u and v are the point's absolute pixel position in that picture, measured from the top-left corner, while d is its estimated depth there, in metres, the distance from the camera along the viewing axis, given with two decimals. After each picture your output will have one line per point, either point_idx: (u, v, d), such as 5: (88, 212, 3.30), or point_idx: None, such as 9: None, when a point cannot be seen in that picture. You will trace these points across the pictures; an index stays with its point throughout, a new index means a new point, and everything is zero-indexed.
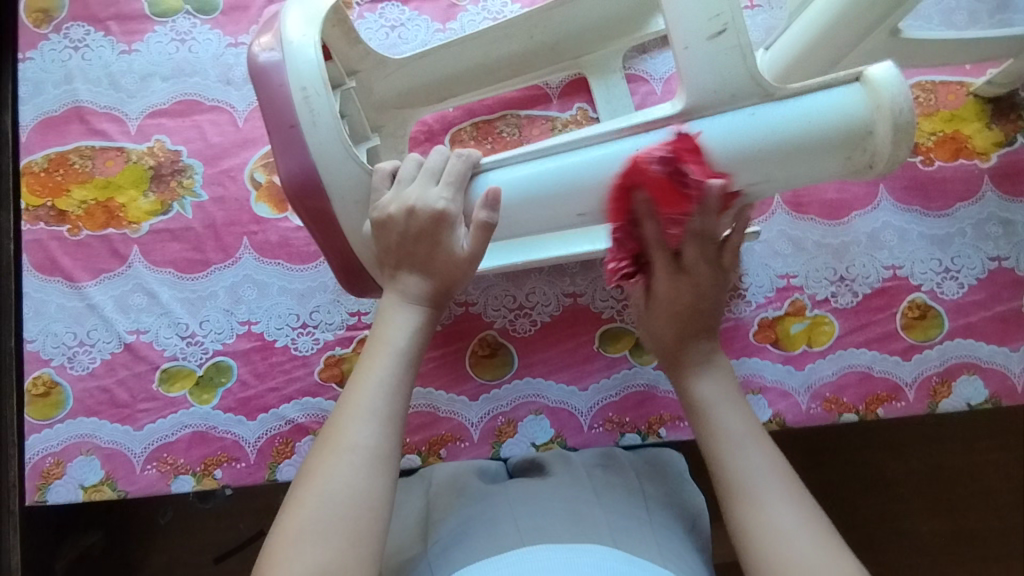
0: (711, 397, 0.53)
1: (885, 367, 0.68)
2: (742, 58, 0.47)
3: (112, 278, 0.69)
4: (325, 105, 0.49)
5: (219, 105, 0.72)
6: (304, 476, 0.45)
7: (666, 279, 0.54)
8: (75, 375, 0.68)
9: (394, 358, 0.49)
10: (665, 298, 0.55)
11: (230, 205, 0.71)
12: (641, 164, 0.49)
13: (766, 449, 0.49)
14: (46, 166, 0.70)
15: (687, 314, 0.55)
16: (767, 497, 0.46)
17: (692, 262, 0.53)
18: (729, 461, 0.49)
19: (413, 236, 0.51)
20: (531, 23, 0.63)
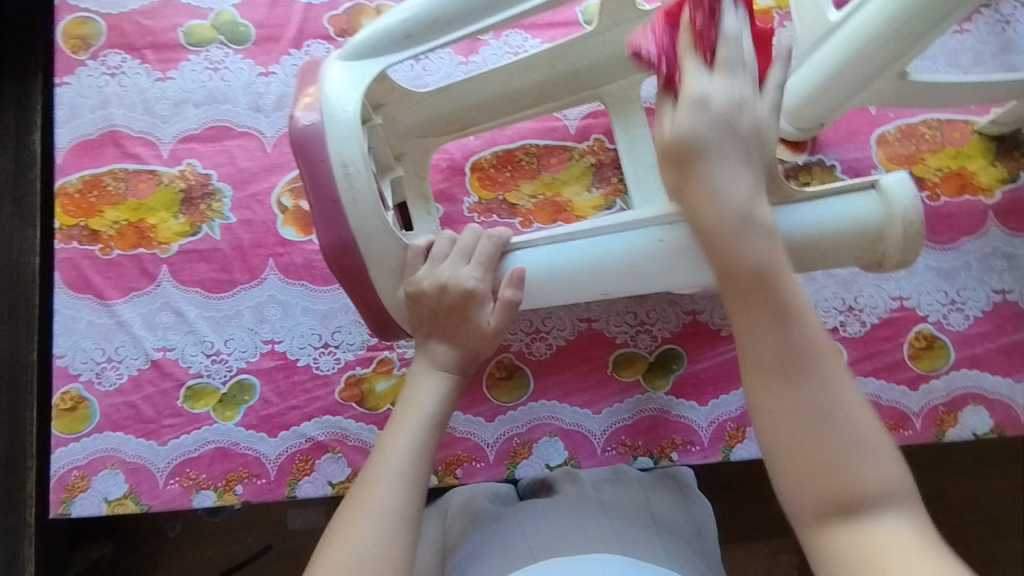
0: (752, 246, 0.44)
1: (893, 397, 0.70)
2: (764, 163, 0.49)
3: (141, 296, 0.72)
4: (365, 182, 0.51)
5: (249, 131, 0.75)
6: (330, 534, 0.47)
7: (705, 77, 0.47)
8: (103, 391, 0.70)
9: (422, 422, 0.53)
10: (697, 98, 0.46)
11: (257, 228, 0.73)
12: None
13: (802, 309, 0.43)
14: (80, 187, 0.73)
15: (723, 133, 0.46)
16: (806, 359, 0.42)
17: (725, 67, 0.47)
18: (760, 331, 0.43)
19: (446, 310, 0.55)
20: (553, 55, 0.67)
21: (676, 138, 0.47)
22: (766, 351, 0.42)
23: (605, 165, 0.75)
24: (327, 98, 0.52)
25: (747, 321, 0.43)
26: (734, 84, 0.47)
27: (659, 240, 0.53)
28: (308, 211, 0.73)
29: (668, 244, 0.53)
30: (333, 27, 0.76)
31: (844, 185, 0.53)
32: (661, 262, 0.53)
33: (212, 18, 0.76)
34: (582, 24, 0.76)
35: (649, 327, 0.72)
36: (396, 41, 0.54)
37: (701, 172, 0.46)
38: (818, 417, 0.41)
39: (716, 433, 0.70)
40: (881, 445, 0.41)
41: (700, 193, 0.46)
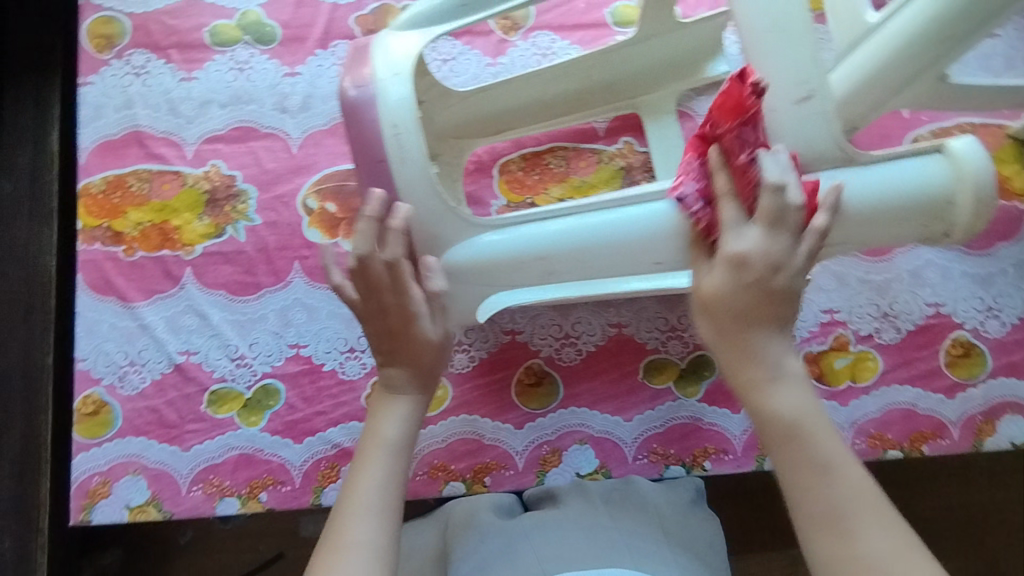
0: (787, 405, 0.45)
1: (929, 405, 0.69)
2: (827, 124, 0.48)
3: (165, 299, 0.70)
4: (414, 142, 0.50)
5: (275, 133, 0.74)
6: (313, 574, 0.46)
7: (733, 237, 0.47)
8: (125, 395, 0.69)
9: (388, 453, 0.51)
10: (733, 258, 0.47)
11: (283, 230, 0.72)
12: (731, 167, 0.47)
13: (836, 454, 0.44)
14: (104, 188, 0.72)
15: (754, 304, 0.46)
16: (857, 519, 0.42)
17: (765, 221, 0.46)
18: (796, 490, 0.44)
19: (393, 333, 0.53)
20: (589, 63, 0.68)
21: (705, 301, 0.48)
22: (808, 509, 0.43)
23: (634, 169, 0.73)
24: (379, 67, 0.51)
25: (786, 478, 0.44)
26: (772, 241, 0.46)
27: None
28: (334, 214, 0.72)
29: None
30: (359, 26, 0.75)
31: (905, 150, 0.50)
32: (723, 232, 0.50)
33: (238, 18, 0.75)
34: (612, 25, 0.75)
35: (680, 333, 0.71)
36: (451, 11, 0.54)
37: (728, 328, 0.47)
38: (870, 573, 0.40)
39: (750, 441, 0.68)
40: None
41: (732, 356, 0.47)
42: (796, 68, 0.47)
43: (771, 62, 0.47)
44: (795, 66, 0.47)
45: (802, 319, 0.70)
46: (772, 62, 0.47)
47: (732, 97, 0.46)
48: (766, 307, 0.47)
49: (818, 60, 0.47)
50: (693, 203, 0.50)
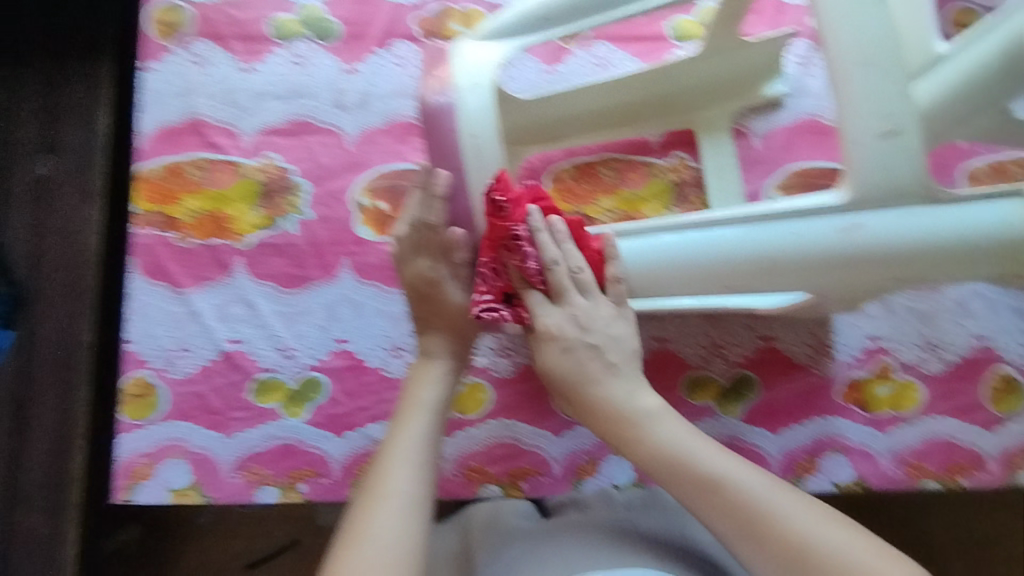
0: (664, 439, 0.51)
1: (969, 438, 0.69)
2: (912, 159, 0.47)
3: (216, 287, 0.71)
4: (493, 152, 0.51)
5: (331, 128, 0.74)
6: (348, 529, 0.45)
7: (549, 313, 0.54)
8: (172, 379, 0.70)
9: (425, 417, 0.52)
10: (549, 335, 0.54)
11: (334, 225, 0.73)
12: (529, 268, 0.53)
13: (717, 465, 0.49)
14: (161, 174, 0.73)
15: (586, 356, 0.54)
16: (764, 501, 0.47)
17: (561, 292, 0.54)
18: (705, 507, 0.49)
19: (423, 296, 0.57)
20: (649, 77, 0.69)
21: (554, 379, 0.55)
22: (727, 526, 0.48)
23: (686, 184, 0.73)
24: (460, 75, 0.52)
25: (692, 501, 0.49)
26: (578, 311, 0.54)
27: (794, 235, 0.49)
28: (385, 212, 0.73)
29: (803, 239, 0.49)
30: (420, 28, 0.76)
31: (985, 191, 0.49)
32: (795, 260, 0.49)
33: (301, 12, 0.76)
34: (671, 39, 0.75)
35: (723, 351, 0.71)
36: (532, 25, 0.54)
37: (581, 386, 0.54)
38: (792, 545, 0.45)
39: (788, 463, 0.68)
40: (848, 535, 0.45)
41: (602, 419, 0.53)
42: (881, 99, 0.46)
43: (857, 92, 0.47)
44: (881, 97, 0.46)
45: (846, 344, 0.70)
46: (858, 94, 0.47)
47: (490, 217, 0.51)
48: (599, 351, 0.54)
49: (905, 92, 0.47)
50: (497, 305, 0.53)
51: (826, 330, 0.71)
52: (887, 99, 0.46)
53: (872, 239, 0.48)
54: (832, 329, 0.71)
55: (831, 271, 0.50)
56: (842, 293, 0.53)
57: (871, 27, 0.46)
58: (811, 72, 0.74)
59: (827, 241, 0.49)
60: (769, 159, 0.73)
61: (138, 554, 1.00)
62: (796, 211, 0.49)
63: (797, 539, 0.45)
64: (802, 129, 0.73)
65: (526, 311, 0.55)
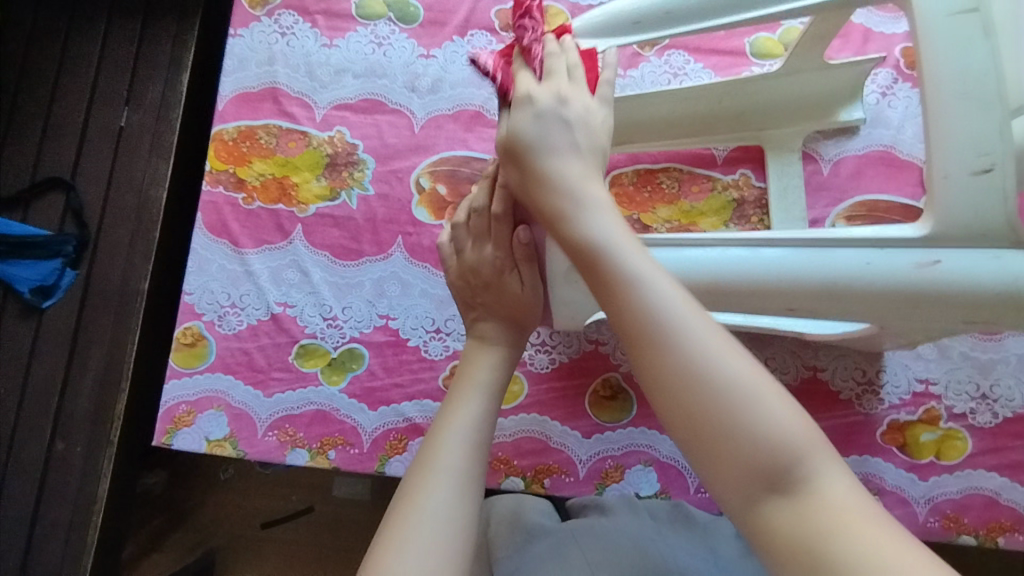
0: (595, 229, 0.42)
1: (1013, 497, 0.66)
2: (1004, 201, 0.45)
3: (273, 250, 0.74)
4: None
5: (401, 109, 0.76)
6: (399, 500, 0.46)
7: (534, 86, 0.48)
8: (222, 333, 0.72)
9: (481, 394, 0.52)
10: (529, 94, 0.48)
11: (393, 204, 0.74)
12: (529, 48, 0.50)
13: (647, 267, 0.39)
14: (235, 136, 0.75)
15: (548, 136, 0.46)
16: (673, 316, 0.36)
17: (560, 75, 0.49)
18: (614, 306, 0.38)
19: (483, 284, 0.57)
20: (724, 90, 0.68)
21: (514, 144, 0.47)
22: (623, 323, 0.38)
23: (747, 203, 0.72)
24: None
25: (606, 300, 0.39)
26: (557, 87, 0.48)
27: (866, 263, 0.48)
28: (444, 196, 0.74)
29: (876, 267, 0.48)
30: (500, 20, 0.78)
31: None
32: (867, 288, 0.48)
33: None
34: (749, 56, 0.74)
35: None
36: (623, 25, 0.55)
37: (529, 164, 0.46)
38: (699, 380, 0.35)
39: None
40: (773, 387, 0.35)
41: (544, 192, 0.45)
42: (978, 136, 0.45)
43: (952, 129, 0.46)
44: (979, 135, 0.45)
45: (894, 384, 0.68)
46: (955, 129, 0.46)
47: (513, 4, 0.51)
48: (565, 134, 0.47)
49: (1005, 131, 0.45)
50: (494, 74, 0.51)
51: (875, 367, 0.69)
52: (985, 134, 0.45)
53: (950, 278, 0.46)
54: (881, 366, 0.69)
55: (904, 306, 0.48)
56: (905, 324, 0.52)
57: (973, 58, 0.45)
58: (893, 102, 0.73)
59: (903, 275, 0.47)
60: (835, 187, 0.71)
61: (164, 498, 1.04)
62: (870, 239, 0.48)
63: (703, 370, 0.35)
64: (874, 160, 0.71)
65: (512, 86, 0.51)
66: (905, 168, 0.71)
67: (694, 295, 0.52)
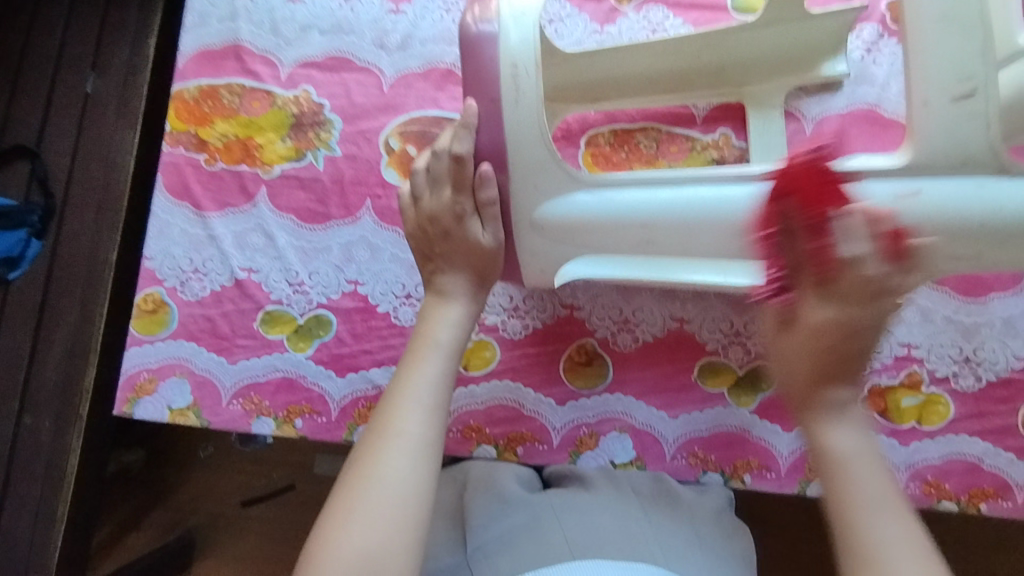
0: (841, 441, 0.44)
1: (997, 463, 0.64)
2: (986, 126, 0.47)
3: (237, 213, 0.71)
4: (533, 87, 0.50)
5: (369, 67, 0.73)
6: (350, 462, 0.45)
7: (815, 305, 0.46)
8: (184, 299, 0.70)
9: (440, 355, 0.50)
10: (812, 329, 0.46)
11: (360, 165, 0.72)
12: (818, 245, 0.45)
13: (883, 497, 0.42)
14: (196, 95, 0.73)
15: (833, 355, 0.45)
16: (897, 563, 0.39)
17: (854, 292, 0.44)
18: (843, 526, 0.42)
19: (443, 233, 0.55)
20: (703, 44, 0.65)
21: (783, 358, 0.48)
22: (844, 548, 0.41)
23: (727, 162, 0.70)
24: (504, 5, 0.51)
25: (838, 516, 0.42)
26: (842, 309, 0.45)
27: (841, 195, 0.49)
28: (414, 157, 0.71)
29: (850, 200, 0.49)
30: None
31: None
32: None
33: None
34: (730, 10, 0.72)
35: (743, 341, 0.68)
36: None
37: (793, 377, 0.47)
38: None
39: (797, 463, 0.65)
40: None
41: (800, 397, 0.47)
42: (959, 60, 0.46)
43: (932, 54, 0.47)
44: (958, 61, 0.46)
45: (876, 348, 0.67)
46: (935, 56, 0.47)
47: (812, 190, 0.46)
48: (850, 362, 0.46)
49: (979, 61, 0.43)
50: (773, 287, 0.49)
51: None
52: (965, 60, 0.46)
53: (928, 207, 0.48)
54: None
55: None
56: None
57: None
58: (877, 59, 0.70)
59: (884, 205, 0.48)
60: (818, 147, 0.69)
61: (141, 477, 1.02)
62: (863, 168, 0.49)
63: None
64: (858, 118, 0.69)
65: (790, 295, 0.48)
66: (890, 127, 0.69)
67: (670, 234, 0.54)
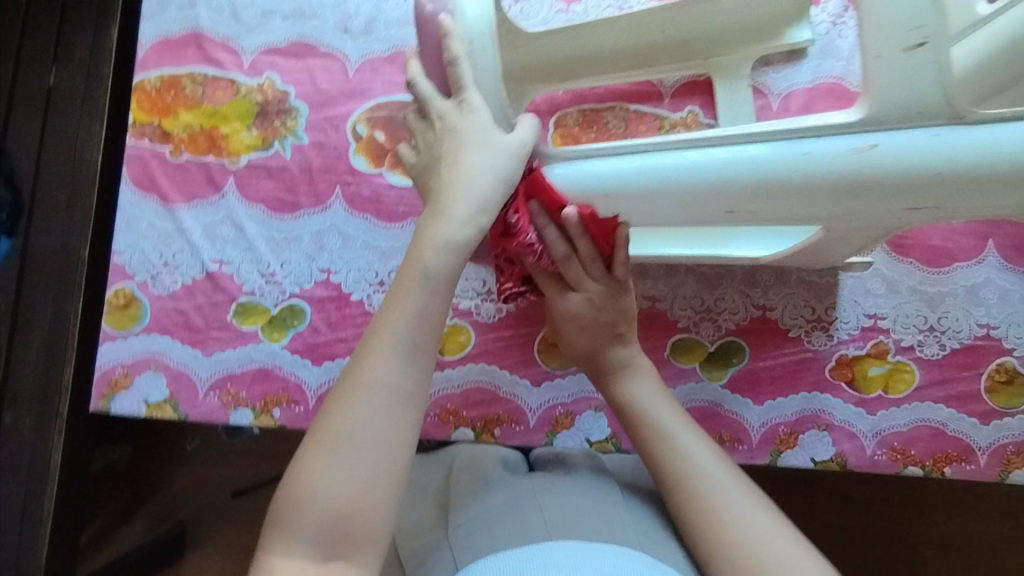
0: (638, 399, 0.60)
1: (961, 428, 0.65)
2: (941, 74, 0.42)
3: (204, 205, 0.71)
4: (490, 61, 0.50)
5: (333, 53, 0.73)
6: (328, 406, 0.45)
7: (567, 301, 0.61)
8: (155, 293, 0.69)
9: (425, 291, 0.48)
10: (569, 318, 0.62)
11: (328, 152, 0.71)
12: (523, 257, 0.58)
13: (684, 439, 0.57)
14: (158, 86, 0.72)
15: (595, 334, 0.62)
16: (710, 488, 0.54)
17: (579, 280, 0.61)
18: (662, 467, 0.57)
19: (446, 131, 0.51)
20: (669, 19, 0.64)
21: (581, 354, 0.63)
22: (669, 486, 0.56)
23: None
24: None
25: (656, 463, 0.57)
26: (597, 297, 0.61)
27: (803, 154, 0.46)
28: (381, 143, 0.71)
29: (813, 158, 0.46)
30: None
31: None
32: (805, 180, 0.47)
33: None
34: None
35: (714, 317, 0.69)
36: None
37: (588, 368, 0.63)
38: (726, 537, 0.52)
39: (767, 435, 0.67)
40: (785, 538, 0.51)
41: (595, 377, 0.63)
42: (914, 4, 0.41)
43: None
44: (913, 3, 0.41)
45: (844, 321, 0.68)
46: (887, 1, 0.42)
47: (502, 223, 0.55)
48: (606, 342, 0.62)
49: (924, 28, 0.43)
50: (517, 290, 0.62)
51: (825, 304, 0.68)
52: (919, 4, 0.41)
53: (886, 162, 0.44)
54: (831, 302, 0.68)
55: (840, 201, 0.47)
56: None
57: None
58: (843, 32, 0.70)
59: (840, 163, 0.45)
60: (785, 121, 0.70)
61: (129, 471, 1.03)
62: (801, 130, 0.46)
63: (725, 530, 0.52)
64: (823, 92, 0.69)
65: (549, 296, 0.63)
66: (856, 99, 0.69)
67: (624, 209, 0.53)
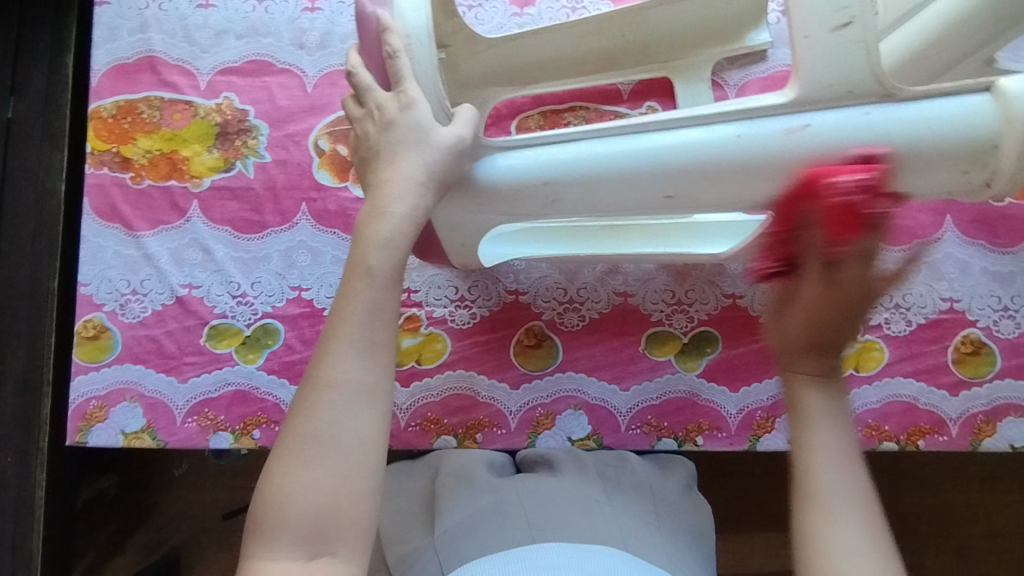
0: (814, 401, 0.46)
1: (931, 401, 0.67)
2: (866, 53, 0.45)
3: (169, 230, 0.70)
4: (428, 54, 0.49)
5: (290, 69, 0.72)
6: (294, 411, 0.44)
7: (812, 279, 0.47)
8: (126, 322, 0.69)
9: (373, 285, 0.46)
10: (813, 298, 0.47)
11: (292, 169, 0.71)
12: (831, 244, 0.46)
13: (844, 455, 0.45)
14: (114, 112, 0.71)
15: (837, 323, 0.46)
16: (842, 508, 0.43)
17: (859, 266, 0.46)
18: (813, 471, 0.44)
19: (384, 124, 0.50)
20: (623, 22, 0.65)
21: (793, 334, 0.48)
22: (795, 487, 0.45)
23: None
24: None
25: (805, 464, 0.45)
26: (859, 269, 0.45)
27: (738, 136, 0.49)
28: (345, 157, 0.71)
29: (748, 140, 0.49)
30: None
31: (945, 87, 0.47)
32: (742, 160, 0.49)
33: None
34: None
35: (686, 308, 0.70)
36: None
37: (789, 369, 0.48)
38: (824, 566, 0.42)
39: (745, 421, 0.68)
40: None
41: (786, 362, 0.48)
42: None
43: None
44: None
45: None
46: None
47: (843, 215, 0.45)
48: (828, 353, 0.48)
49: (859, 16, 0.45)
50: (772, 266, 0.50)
51: None
52: None
53: (817, 139, 0.48)
54: None
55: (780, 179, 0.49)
56: None
57: None
58: None
59: (773, 142, 0.48)
60: None
61: (116, 502, 1.02)
62: (740, 112, 0.49)
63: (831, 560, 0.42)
64: (777, 81, 0.71)
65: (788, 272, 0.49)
66: None
67: (575, 204, 0.54)
